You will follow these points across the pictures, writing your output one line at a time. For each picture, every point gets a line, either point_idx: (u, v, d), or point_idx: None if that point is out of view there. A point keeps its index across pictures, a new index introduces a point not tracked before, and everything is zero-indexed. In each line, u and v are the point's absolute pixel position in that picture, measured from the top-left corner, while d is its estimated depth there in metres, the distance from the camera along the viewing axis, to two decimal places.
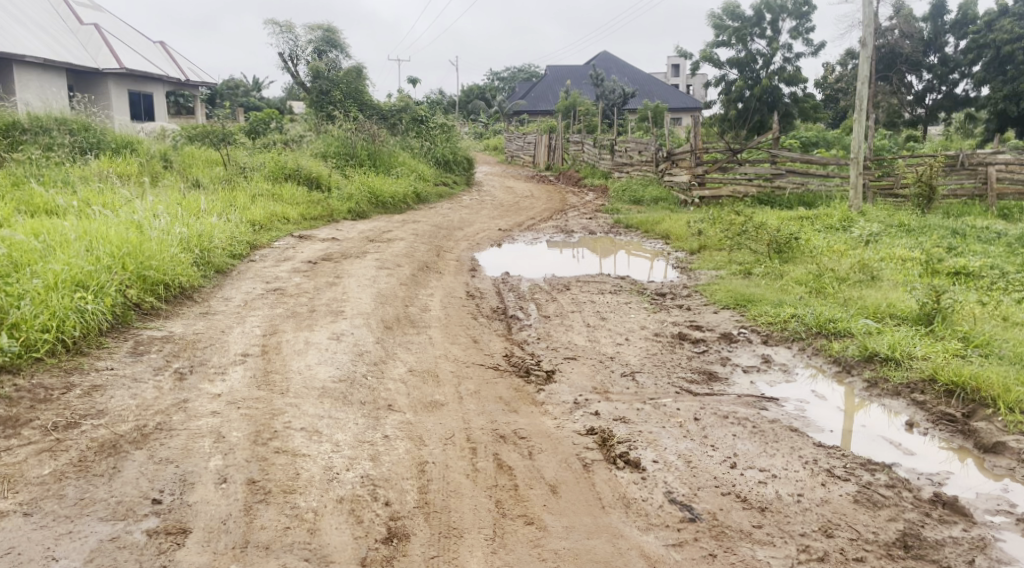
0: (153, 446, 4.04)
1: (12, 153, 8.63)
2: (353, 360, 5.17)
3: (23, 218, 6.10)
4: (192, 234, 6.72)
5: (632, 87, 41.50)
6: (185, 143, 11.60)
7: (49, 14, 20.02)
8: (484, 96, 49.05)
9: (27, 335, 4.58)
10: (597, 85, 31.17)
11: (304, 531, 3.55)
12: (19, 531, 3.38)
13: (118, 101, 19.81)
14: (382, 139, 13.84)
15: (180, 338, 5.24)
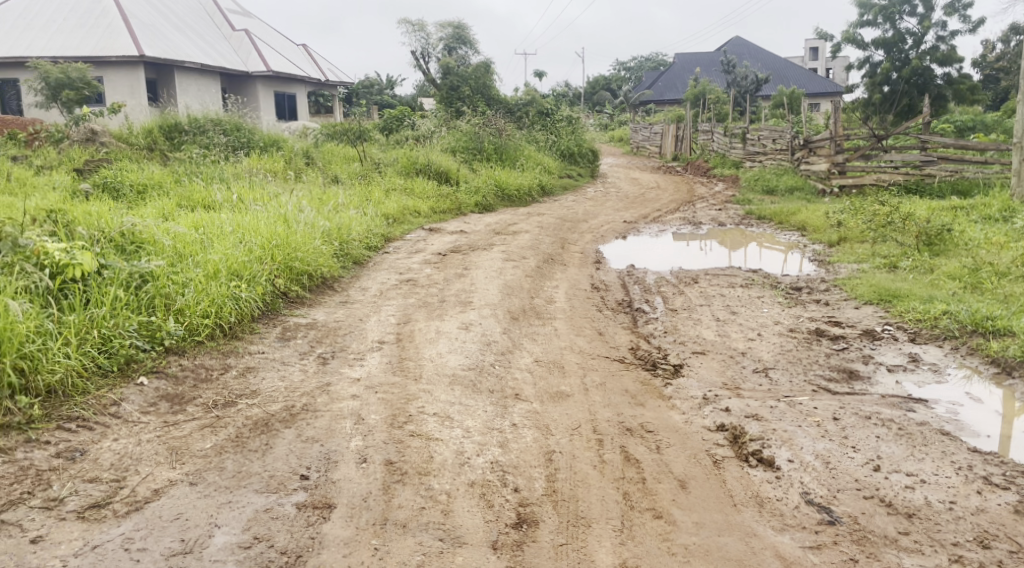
0: (300, 426, 4.35)
1: (176, 153, 9.41)
2: (481, 349, 5.30)
3: (185, 211, 6.64)
4: (333, 227, 7.11)
5: (767, 73, 40.09)
6: (325, 141, 12.24)
7: (206, 22, 21.81)
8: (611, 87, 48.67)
9: (190, 320, 5.02)
10: (729, 72, 30.28)
11: (439, 511, 3.71)
12: (187, 498, 3.73)
13: (266, 102, 21.21)
14: (509, 133, 14.07)
15: (322, 325, 5.57)
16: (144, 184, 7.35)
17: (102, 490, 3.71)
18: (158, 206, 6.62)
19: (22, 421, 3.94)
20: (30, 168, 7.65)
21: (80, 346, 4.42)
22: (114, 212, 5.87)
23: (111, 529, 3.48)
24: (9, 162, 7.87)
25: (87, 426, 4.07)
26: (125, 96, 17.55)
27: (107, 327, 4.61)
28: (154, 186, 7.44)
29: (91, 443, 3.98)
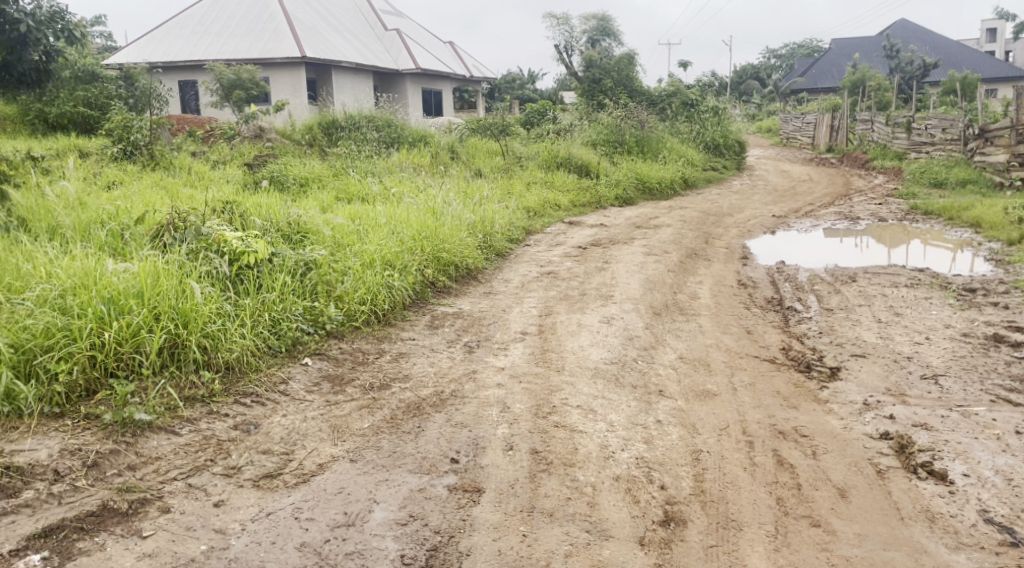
0: (450, 411, 4.50)
1: (332, 149, 9.97)
2: (624, 343, 5.27)
3: (341, 203, 7.00)
4: (478, 219, 7.28)
5: (934, 56, 37.23)
6: (470, 136, 12.53)
7: (362, 24, 23.48)
8: (758, 77, 46.66)
9: (349, 306, 5.31)
10: (893, 57, 28.53)
11: (585, 503, 3.72)
12: (348, 474, 3.95)
13: (414, 99, 22.42)
14: (652, 125, 13.93)
15: (468, 315, 5.73)
16: (305, 178, 7.83)
17: (273, 461, 4.00)
18: (318, 198, 7.04)
19: (206, 394, 4.32)
20: (208, 163, 8.36)
21: (254, 327, 4.79)
22: (281, 204, 6.30)
23: (282, 498, 3.75)
24: (191, 157, 8.63)
25: (261, 402, 4.41)
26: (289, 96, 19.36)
27: (276, 311, 4.96)
28: (314, 179, 7.90)
29: (263, 418, 4.30)
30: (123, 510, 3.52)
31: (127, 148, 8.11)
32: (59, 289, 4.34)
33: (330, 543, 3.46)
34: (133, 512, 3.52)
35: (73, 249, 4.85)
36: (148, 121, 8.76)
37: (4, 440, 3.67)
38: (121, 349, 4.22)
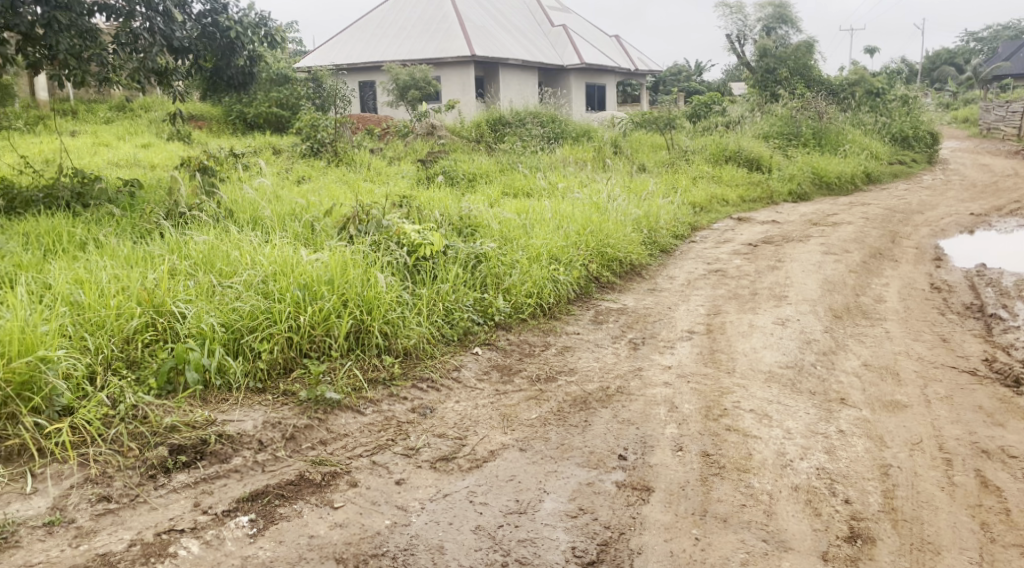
0: (617, 407, 4.48)
1: (498, 145, 10.25)
2: (800, 347, 5.02)
3: (507, 198, 7.16)
4: (643, 214, 7.21)
5: None
6: (634, 130, 12.52)
7: (530, 21, 25.44)
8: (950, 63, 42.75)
9: (516, 299, 5.44)
10: None
11: (761, 511, 3.58)
12: (518, 463, 4.03)
13: (578, 94, 23.84)
14: (831, 117, 13.20)
15: (633, 311, 5.68)
16: (474, 173, 8.09)
17: (448, 445, 4.16)
18: (486, 193, 7.25)
19: (386, 377, 4.59)
20: (383, 159, 8.85)
21: (429, 316, 5.03)
22: (453, 198, 6.56)
23: (457, 481, 3.88)
24: (370, 153, 9.19)
25: (436, 387, 4.61)
26: (459, 94, 20.99)
27: (450, 301, 5.17)
28: (482, 174, 8.13)
29: (438, 403, 4.49)
30: (316, 481, 3.79)
31: (314, 145, 8.77)
32: (262, 275, 4.78)
33: (503, 529, 3.53)
34: (326, 484, 3.79)
35: (273, 238, 5.32)
36: (332, 120, 9.41)
37: (217, 409, 4.08)
38: (314, 332, 4.59)
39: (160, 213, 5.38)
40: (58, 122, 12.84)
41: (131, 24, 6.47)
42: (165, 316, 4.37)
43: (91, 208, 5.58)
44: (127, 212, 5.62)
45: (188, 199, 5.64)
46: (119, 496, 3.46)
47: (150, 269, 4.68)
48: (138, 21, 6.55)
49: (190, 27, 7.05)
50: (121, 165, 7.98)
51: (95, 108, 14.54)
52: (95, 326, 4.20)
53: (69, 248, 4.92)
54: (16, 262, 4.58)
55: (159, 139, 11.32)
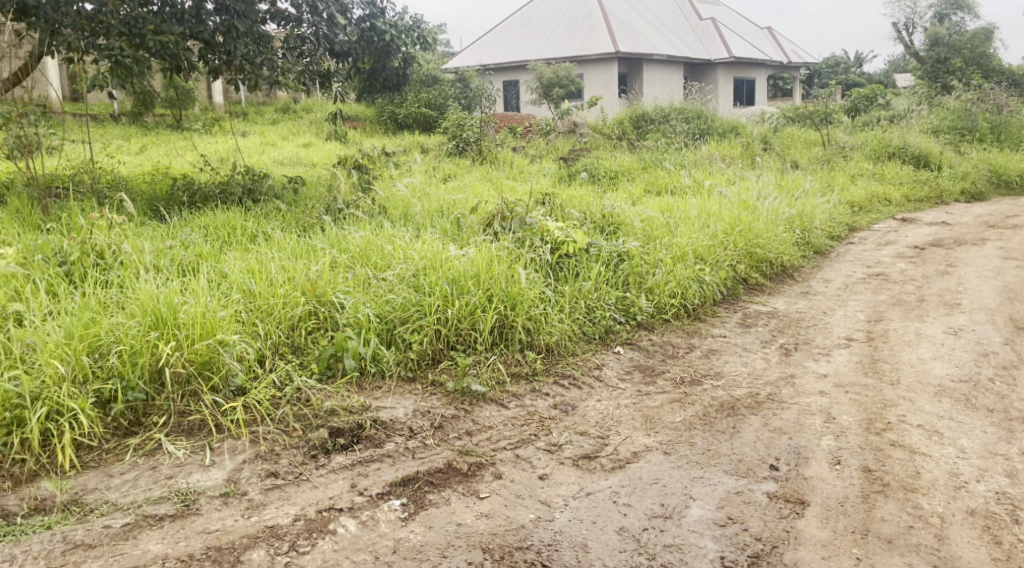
0: (767, 414, 4.29)
1: (641, 142, 10.18)
2: (976, 360, 4.62)
3: (651, 196, 7.05)
4: (797, 213, 6.89)
5: None
6: (786, 126, 12.09)
7: (677, 17, 26.23)
8: None
9: (659, 299, 5.35)
10: None
11: (931, 535, 3.29)
12: (662, 466, 3.93)
13: (724, 88, 24.30)
14: (1012, 109, 12.11)
15: (785, 315, 5.46)
16: (616, 170, 8.03)
17: (591, 444, 4.13)
18: (629, 190, 7.21)
19: (529, 372, 4.63)
20: (525, 157, 8.99)
21: (571, 313, 5.04)
22: (596, 196, 6.57)
23: (600, 481, 3.83)
24: (513, 152, 9.38)
25: (577, 385, 4.60)
26: (601, 90, 21.91)
27: (591, 299, 5.16)
28: (624, 172, 8.06)
29: (580, 401, 4.48)
30: (463, 471, 3.85)
31: (460, 143, 9.03)
32: (414, 269, 4.99)
33: (648, 532, 3.42)
34: (471, 473, 3.84)
35: (422, 234, 5.52)
36: (478, 120, 9.72)
37: (371, 396, 4.28)
38: (460, 325, 4.72)
39: (320, 209, 5.73)
40: (232, 123, 14.05)
41: (299, 29, 6.95)
42: (327, 306, 4.66)
43: (261, 203, 6.01)
44: (292, 207, 6.01)
45: (346, 196, 5.97)
46: (284, 472, 3.67)
47: (313, 262, 5.00)
48: (304, 27, 7.01)
49: (350, 31, 7.45)
50: (284, 163, 8.57)
51: (262, 111, 15.78)
52: (264, 313, 4.53)
53: (241, 240, 5.33)
54: (197, 252, 5.01)
55: (317, 139, 12.09)
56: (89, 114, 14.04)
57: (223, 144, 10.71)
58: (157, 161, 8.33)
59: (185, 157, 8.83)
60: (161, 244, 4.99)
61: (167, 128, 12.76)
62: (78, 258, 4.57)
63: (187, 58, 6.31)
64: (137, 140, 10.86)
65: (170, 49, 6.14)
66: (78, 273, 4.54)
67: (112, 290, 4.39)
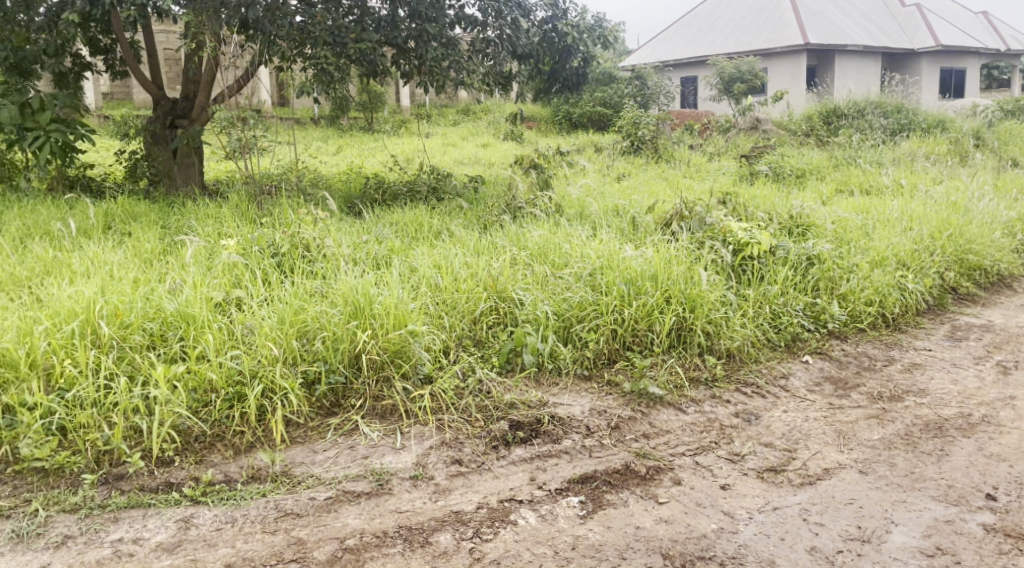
0: (982, 439, 3.90)
1: (830, 139, 9.67)
2: None
3: (846, 196, 6.65)
4: (1017, 217, 6.25)
5: None
6: (1002, 121, 11.03)
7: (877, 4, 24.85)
8: None
9: (853, 306, 5.05)
10: None
11: None
12: (858, 486, 3.65)
13: (928, 79, 22.65)
14: None
15: (1002, 330, 4.96)
16: (804, 169, 7.66)
17: (777, 456, 3.91)
18: (819, 189, 6.85)
19: (709, 378, 4.49)
20: (705, 155, 8.84)
21: (755, 318, 4.85)
22: (784, 196, 6.31)
23: (788, 496, 3.60)
24: (690, 150, 9.24)
25: (761, 393, 4.40)
26: (788, 84, 21.48)
27: (778, 304, 4.95)
28: (812, 170, 7.67)
29: (764, 410, 4.26)
30: (641, 474, 3.77)
31: (635, 142, 9.01)
32: (591, 268, 5.00)
33: (844, 554, 3.17)
34: (650, 477, 3.75)
35: (599, 233, 5.53)
36: (655, 118, 9.67)
37: (548, 392, 4.33)
38: (637, 326, 4.66)
39: (501, 207, 5.90)
40: (416, 124, 14.91)
41: (484, 33, 7.24)
42: (507, 302, 4.79)
43: (445, 202, 6.30)
44: (473, 205, 6.25)
45: (525, 195, 6.11)
46: (468, 461, 3.80)
47: (495, 259, 5.16)
48: (489, 30, 7.27)
49: (533, 34, 7.68)
50: (464, 163, 8.94)
51: (442, 113, 16.59)
52: (449, 306, 4.73)
53: (428, 237, 5.60)
54: (390, 247, 5.33)
55: (494, 139, 12.53)
56: (292, 117, 15.40)
57: (408, 144, 11.36)
58: (351, 161, 8.96)
59: (376, 157, 9.45)
60: (358, 239, 5.36)
61: (358, 130, 13.77)
62: (288, 249, 5.00)
63: (382, 63, 6.72)
64: (332, 141, 11.77)
65: (368, 56, 6.54)
66: (287, 264, 4.96)
67: (317, 280, 4.77)
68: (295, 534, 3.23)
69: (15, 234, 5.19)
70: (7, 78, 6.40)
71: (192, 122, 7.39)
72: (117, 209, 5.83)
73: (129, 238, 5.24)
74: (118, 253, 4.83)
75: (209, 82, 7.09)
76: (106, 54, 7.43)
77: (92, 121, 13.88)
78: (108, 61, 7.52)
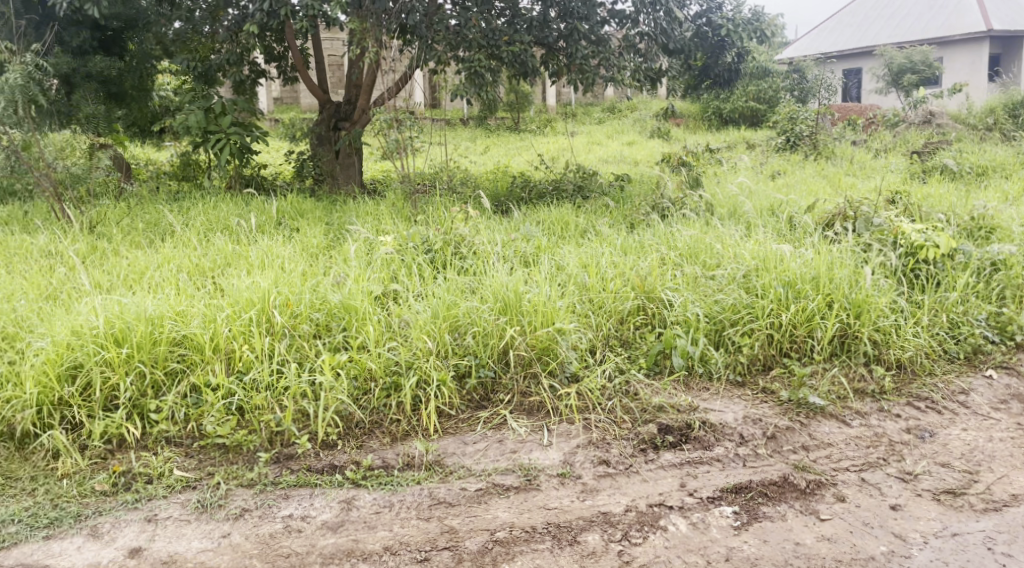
0: None
1: (1016, 135, 8.90)
2: None
3: None
4: None
5: None
6: None
7: None
8: None
9: None
10: None
11: None
12: None
13: None
14: None
15: None
16: (986, 165, 7.08)
17: (956, 478, 3.58)
18: (1003, 188, 6.29)
19: (876, 390, 4.19)
20: (871, 152, 8.41)
21: (930, 327, 4.55)
22: (963, 196, 5.85)
23: (970, 522, 3.30)
24: (852, 146, 8.84)
25: (936, 409, 4.06)
26: (966, 75, 19.94)
27: (956, 313, 4.62)
28: (996, 167, 7.07)
29: (940, 427, 3.93)
30: (801, 487, 3.55)
31: (790, 138, 9.03)
32: (745, 269, 4.84)
33: None
34: (811, 491, 3.52)
35: (754, 233, 5.35)
36: (813, 113, 9.32)
37: (699, 396, 4.18)
38: (796, 331, 4.46)
39: (649, 206, 5.85)
40: (561, 123, 15.08)
41: (637, 28, 7.15)
42: (656, 303, 4.70)
43: (591, 200, 6.30)
44: (619, 204, 6.22)
45: (674, 194, 6.00)
46: (615, 462, 3.72)
47: (644, 258, 5.09)
48: (642, 24, 7.15)
49: (687, 28, 7.55)
50: (609, 161, 8.91)
51: (588, 112, 16.69)
52: (597, 305, 4.71)
53: (574, 236, 5.62)
54: (537, 244, 5.38)
55: (641, 137, 12.46)
56: (443, 117, 16.02)
57: (553, 143, 11.49)
58: (499, 160, 9.16)
59: (524, 157, 9.61)
60: (507, 236, 5.45)
61: (506, 129, 14.10)
62: (440, 246, 5.17)
63: (533, 63, 6.84)
64: (479, 141, 12.10)
65: (520, 56, 6.71)
66: (440, 260, 5.13)
67: (469, 276, 4.90)
68: (448, 522, 3.31)
69: (201, 229, 5.69)
70: (195, 87, 7.03)
71: (354, 123, 7.77)
72: (287, 206, 6.26)
73: (297, 233, 5.60)
74: (289, 247, 5.17)
75: (370, 85, 7.43)
76: (279, 61, 7.99)
77: (264, 123, 15.07)
78: (281, 68, 8.10)
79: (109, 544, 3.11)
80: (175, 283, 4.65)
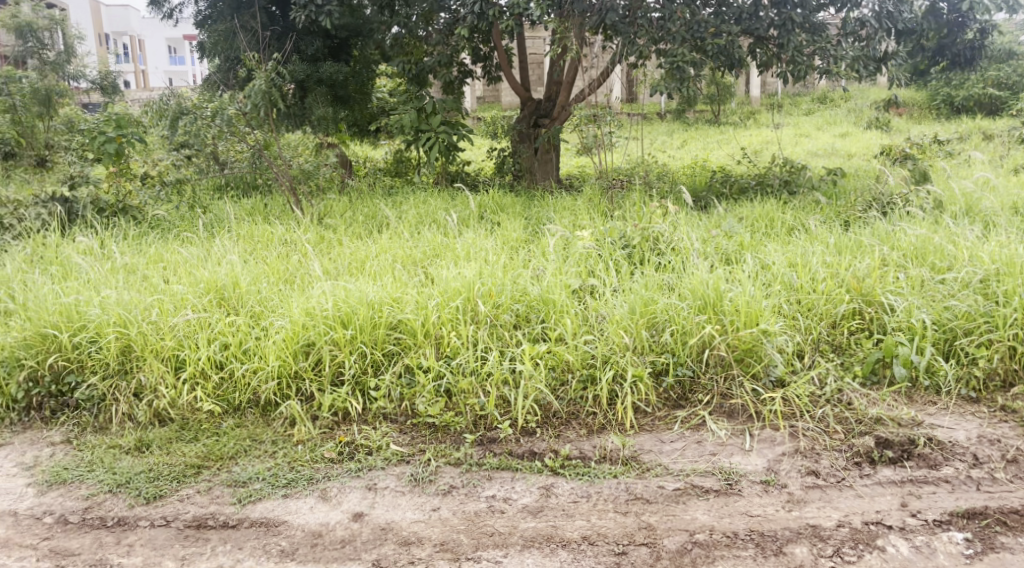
0: None
1: None
2: None
3: None
4: None
5: None
6: None
7: None
8: None
9: None
10: None
11: None
12: None
13: None
14: None
15: None
16: None
17: None
18: None
19: None
20: None
21: None
22: None
23: None
24: None
25: None
26: None
27: None
28: None
29: None
30: None
31: None
32: (983, 274, 4.43)
33: None
34: None
35: (993, 234, 4.86)
36: None
37: (923, 410, 3.85)
38: None
39: (867, 202, 5.53)
40: (766, 114, 14.51)
41: (858, 13, 6.82)
42: (874, 307, 4.41)
43: (798, 196, 6.02)
44: (831, 201, 5.90)
45: (896, 191, 5.59)
46: (826, 474, 3.50)
47: (860, 259, 4.79)
48: (864, 8, 6.84)
49: (918, 7, 7.16)
50: (820, 155, 8.43)
51: (796, 102, 15.91)
52: (805, 307, 4.49)
53: (780, 233, 5.40)
54: (739, 241, 5.22)
55: (856, 129, 11.71)
56: (641, 111, 15.97)
57: (755, 136, 11.06)
58: (697, 155, 8.98)
59: (724, 151, 9.33)
60: (708, 233, 5.34)
61: (706, 122, 13.81)
62: (639, 242, 5.17)
63: (740, 54, 6.61)
64: (676, 135, 11.95)
65: (727, 47, 6.52)
66: (638, 255, 5.13)
67: (668, 273, 4.86)
68: (646, 519, 3.28)
69: (412, 221, 6.09)
70: (409, 88, 7.54)
71: (553, 120, 7.94)
72: (489, 200, 6.55)
73: (498, 227, 5.83)
74: (492, 240, 5.40)
75: (569, 82, 7.55)
76: (483, 61, 8.34)
77: (467, 122, 15.85)
78: (485, 68, 8.46)
79: (336, 506, 3.42)
80: (392, 271, 5.01)
